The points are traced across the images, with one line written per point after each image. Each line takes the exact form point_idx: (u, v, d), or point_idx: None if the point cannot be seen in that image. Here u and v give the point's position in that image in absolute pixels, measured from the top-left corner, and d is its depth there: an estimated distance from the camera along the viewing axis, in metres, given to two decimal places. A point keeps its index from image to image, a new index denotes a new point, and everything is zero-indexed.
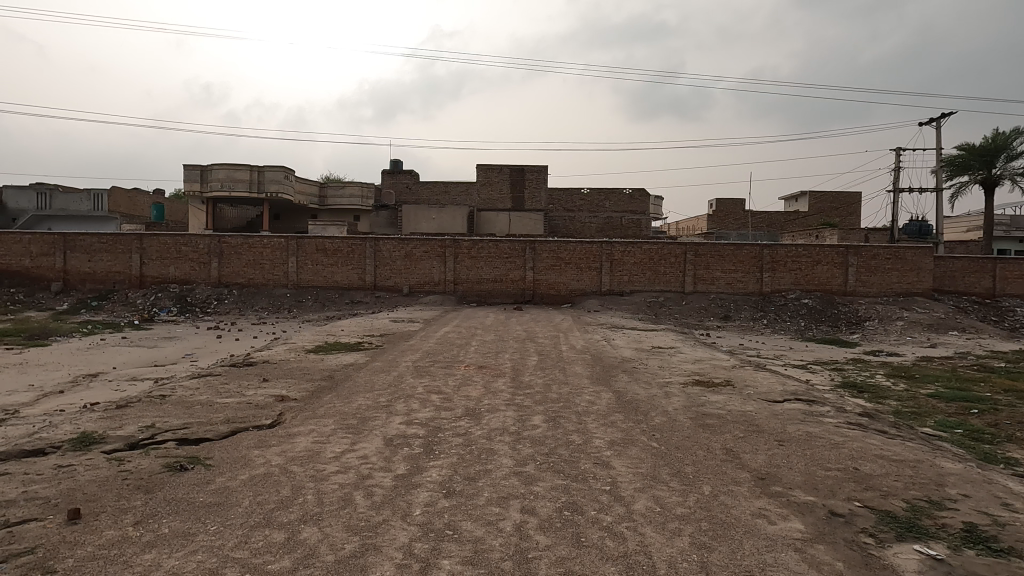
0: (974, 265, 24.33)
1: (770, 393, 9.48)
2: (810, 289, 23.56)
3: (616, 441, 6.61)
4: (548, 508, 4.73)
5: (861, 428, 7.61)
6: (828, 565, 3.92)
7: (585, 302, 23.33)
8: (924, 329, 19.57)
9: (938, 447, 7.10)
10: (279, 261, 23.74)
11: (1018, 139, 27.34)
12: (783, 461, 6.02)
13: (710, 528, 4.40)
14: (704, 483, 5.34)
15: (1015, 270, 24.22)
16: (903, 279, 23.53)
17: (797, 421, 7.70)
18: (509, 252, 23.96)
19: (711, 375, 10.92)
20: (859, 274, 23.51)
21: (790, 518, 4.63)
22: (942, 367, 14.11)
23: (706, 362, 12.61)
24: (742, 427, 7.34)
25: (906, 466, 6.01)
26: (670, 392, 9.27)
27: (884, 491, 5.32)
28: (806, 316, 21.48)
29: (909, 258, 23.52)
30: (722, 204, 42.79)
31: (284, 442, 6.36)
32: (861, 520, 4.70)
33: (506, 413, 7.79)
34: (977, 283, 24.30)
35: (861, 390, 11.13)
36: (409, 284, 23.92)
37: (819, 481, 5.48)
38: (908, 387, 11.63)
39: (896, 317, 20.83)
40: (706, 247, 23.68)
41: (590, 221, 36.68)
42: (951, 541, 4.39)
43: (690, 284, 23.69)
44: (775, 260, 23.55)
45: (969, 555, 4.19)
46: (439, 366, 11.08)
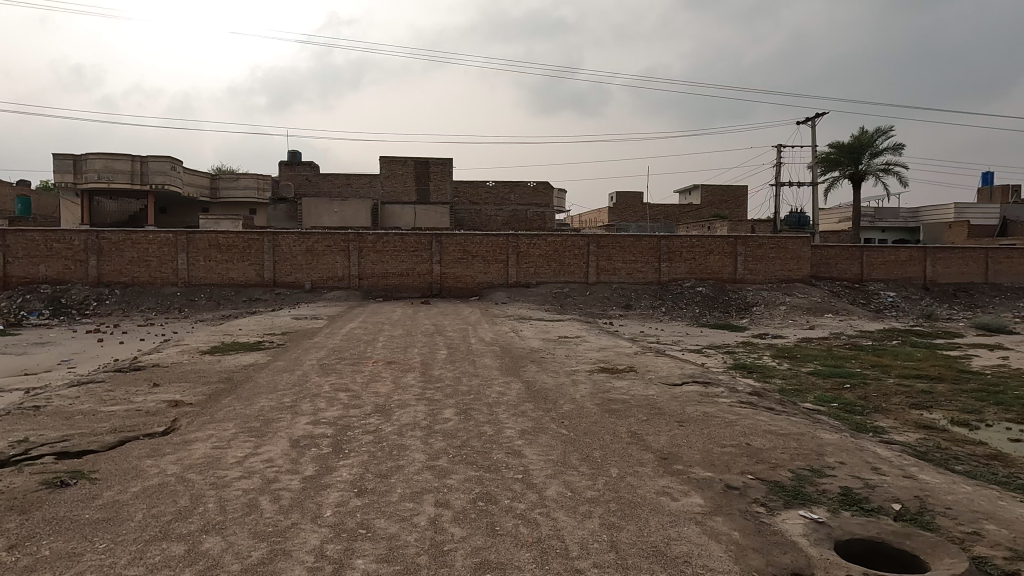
0: (845, 253, 26.58)
1: (669, 376, 10.02)
2: (703, 278, 24.93)
3: (527, 430, 6.72)
4: (462, 500, 4.76)
5: (751, 405, 8.18)
6: (725, 535, 4.18)
7: (493, 295, 23.49)
8: (804, 312, 21.29)
9: (818, 420, 7.77)
10: (166, 258, 22.21)
11: (881, 138, 30.11)
12: (684, 441, 6.37)
13: (619, 509, 4.58)
14: (611, 466, 5.55)
15: (879, 256, 26.76)
16: (784, 266, 25.38)
17: (695, 402, 8.16)
18: (415, 246, 23.69)
19: (615, 362, 11.34)
20: (747, 263, 25.11)
21: (690, 493, 4.92)
22: (820, 347, 15.39)
23: (611, 350, 13.07)
24: (645, 410, 7.69)
25: (790, 439, 6.51)
26: (577, 380, 9.57)
27: (773, 463, 5.75)
28: (700, 304, 22.70)
29: (790, 247, 25.40)
30: (622, 197, 44.31)
31: (180, 450, 5.99)
32: (753, 491, 5.06)
33: (417, 408, 7.74)
34: (848, 269, 26.60)
35: (751, 370, 11.98)
36: (312, 279, 23.10)
37: (715, 458, 5.84)
38: (791, 366, 12.61)
39: (780, 302, 22.50)
40: (608, 238, 24.42)
41: (495, 214, 36.92)
42: (831, 505, 4.83)
43: (593, 275, 24.41)
44: (672, 251, 24.70)
45: (846, 516, 4.63)
46: (346, 363, 10.81)
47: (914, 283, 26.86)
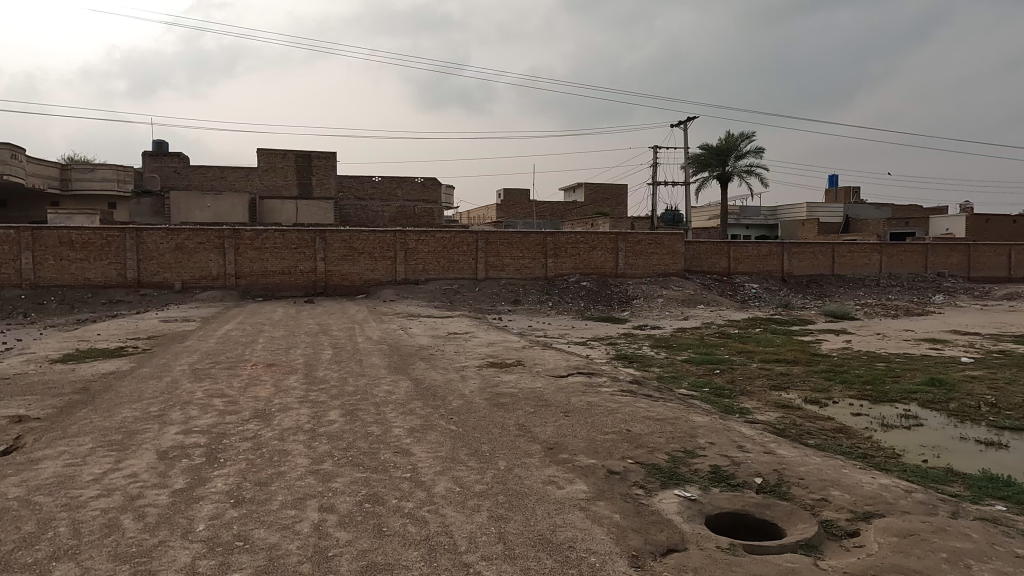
0: (714, 249, 28.54)
1: (555, 368, 10.30)
2: (587, 273, 25.84)
3: (416, 428, 6.65)
4: (348, 503, 4.63)
5: (631, 394, 8.60)
6: (607, 518, 4.36)
7: (380, 292, 23.00)
8: (679, 304, 22.67)
9: (692, 405, 8.30)
10: (7, 258, 19.81)
11: (745, 142, 32.58)
12: (569, 430, 6.58)
13: (506, 500, 4.65)
14: (499, 459, 5.63)
15: (744, 251, 29.00)
16: (661, 261, 26.86)
17: (579, 392, 8.44)
18: (297, 242, 22.69)
19: (503, 357, 11.49)
20: (627, 258, 26.33)
21: (575, 480, 5.09)
22: (694, 336, 16.45)
23: (499, 345, 13.23)
24: (532, 402, 7.86)
25: (666, 424, 6.91)
26: (466, 375, 9.60)
27: (651, 447, 6.07)
28: (585, 298, 23.51)
29: (666, 243, 26.91)
30: (510, 194, 44.94)
31: (25, 470, 5.37)
32: (633, 474, 5.32)
33: (299, 411, 7.43)
34: (717, 263, 28.59)
35: (631, 360, 12.58)
36: (182, 279, 21.48)
37: (599, 445, 6.08)
38: (668, 355, 13.37)
39: (657, 295, 23.78)
40: (496, 235, 24.69)
41: (382, 210, 36.20)
42: (702, 482, 5.18)
43: (482, 271, 24.56)
44: (557, 247, 25.39)
45: (715, 492, 4.99)
46: (221, 367, 10.16)
47: (774, 276, 29.38)
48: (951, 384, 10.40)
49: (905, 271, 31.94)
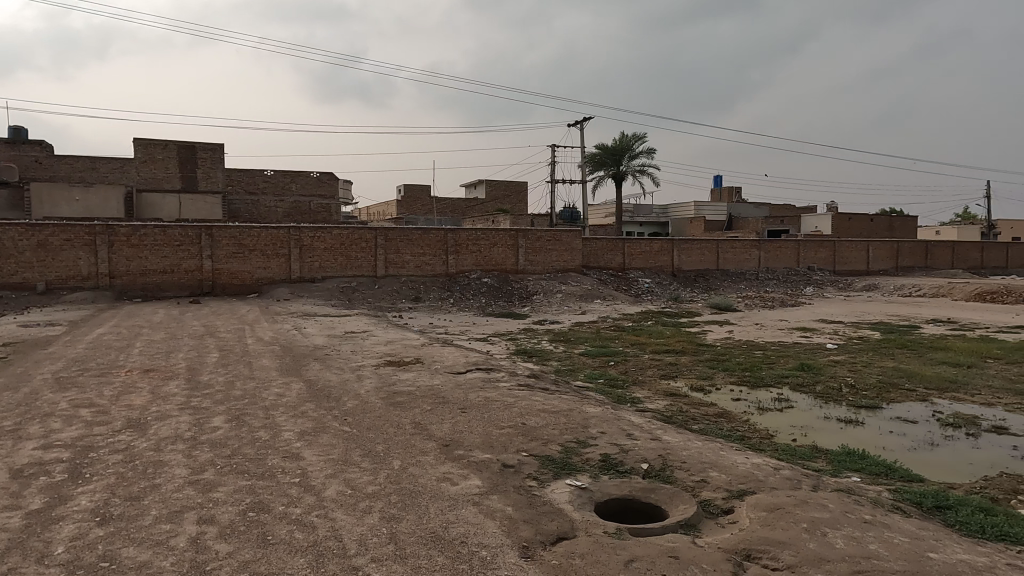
0: (610, 245, 29.53)
1: (454, 365, 10.29)
2: (488, 269, 25.99)
3: (307, 431, 6.42)
4: (230, 513, 4.40)
5: (528, 387, 8.75)
6: (499, 512, 4.41)
7: (274, 291, 22.00)
8: (577, 299, 23.33)
9: (586, 396, 8.57)
10: None
11: (638, 143, 33.95)
12: (465, 426, 6.59)
13: (399, 500, 4.60)
14: (394, 458, 5.55)
15: (637, 247, 30.23)
16: (560, 257, 27.52)
17: (477, 388, 8.48)
18: (181, 239, 21.25)
19: (402, 355, 11.34)
20: (527, 255, 26.75)
21: (469, 476, 5.11)
22: (591, 329, 16.98)
23: (398, 343, 13.05)
24: (429, 400, 7.80)
25: (561, 415, 7.08)
26: (362, 375, 9.39)
27: (545, 439, 6.20)
28: (486, 294, 23.63)
29: (564, 239, 27.60)
30: (410, 190, 44.39)
31: None
32: (527, 466, 5.42)
33: (179, 418, 6.97)
34: (613, 258, 29.61)
35: (531, 355, 12.81)
36: (46, 279, 19.53)
37: (494, 439, 6.14)
38: (565, 349, 13.71)
39: (556, 290, 24.32)
40: (396, 231, 24.30)
41: (275, 205, 34.68)
42: (592, 471, 5.36)
43: (382, 269, 24.09)
44: (458, 243, 25.36)
45: (604, 480, 5.18)
46: (90, 375, 9.34)
47: (665, 271, 30.84)
48: (817, 369, 11.36)
49: (780, 266, 34.52)
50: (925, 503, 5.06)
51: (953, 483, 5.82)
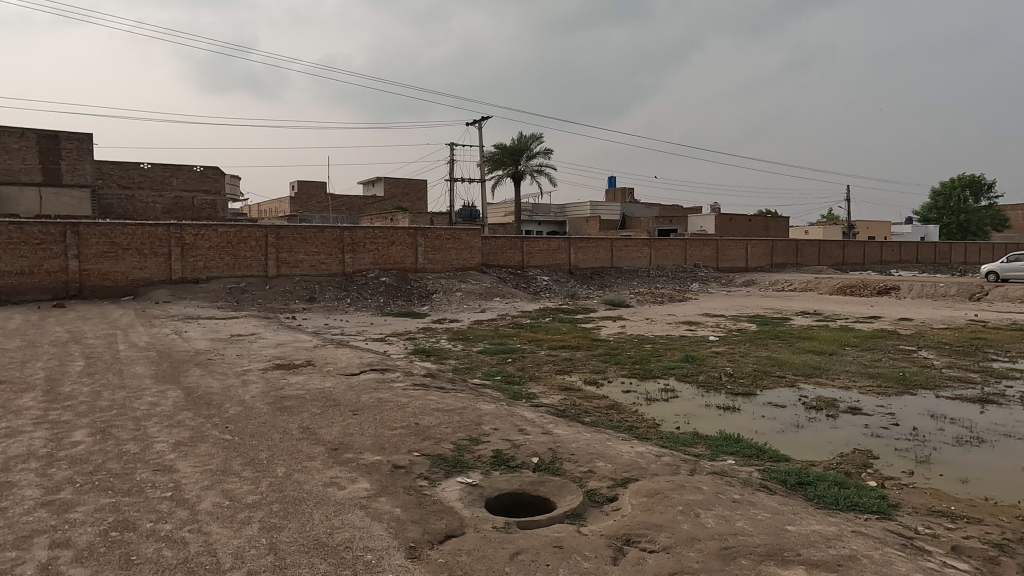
0: (509, 244, 29.86)
1: (348, 367, 10.02)
2: (387, 268, 25.51)
3: (183, 442, 6.02)
4: (89, 534, 4.04)
5: (423, 387, 8.67)
6: (387, 514, 4.34)
7: (152, 293, 20.43)
8: (476, 298, 23.43)
9: (481, 394, 8.62)
10: None
11: (536, 143, 34.53)
12: (355, 429, 6.42)
13: (281, 508, 4.41)
14: (278, 465, 5.32)
15: (536, 246, 30.76)
16: (459, 256, 27.50)
17: (370, 389, 8.29)
18: (41, 237, 19.26)
19: (292, 358, 10.90)
20: (426, 253, 26.52)
21: (357, 479, 4.99)
22: (489, 327, 17.09)
23: (289, 345, 12.52)
24: (319, 403, 7.55)
25: (454, 414, 7.07)
26: (247, 380, 8.93)
27: (437, 438, 6.16)
28: (384, 293, 23.17)
29: (463, 238, 27.62)
30: (304, 186, 42.78)
31: None
32: (418, 466, 5.36)
33: (33, 434, 6.31)
34: (512, 257, 29.94)
35: (428, 354, 12.71)
36: None
37: (385, 441, 6.03)
38: (464, 347, 13.70)
39: (456, 289, 24.28)
40: (288, 229, 23.32)
41: (154, 201, 32.30)
42: (483, 467, 5.38)
43: (273, 268, 23.04)
44: (355, 242, 24.72)
45: (495, 475, 5.22)
46: None
47: (562, 269, 31.59)
48: (700, 359, 12.05)
49: (669, 263, 36.32)
50: (790, 481, 5.49)
51: (815, 461, 6.36)
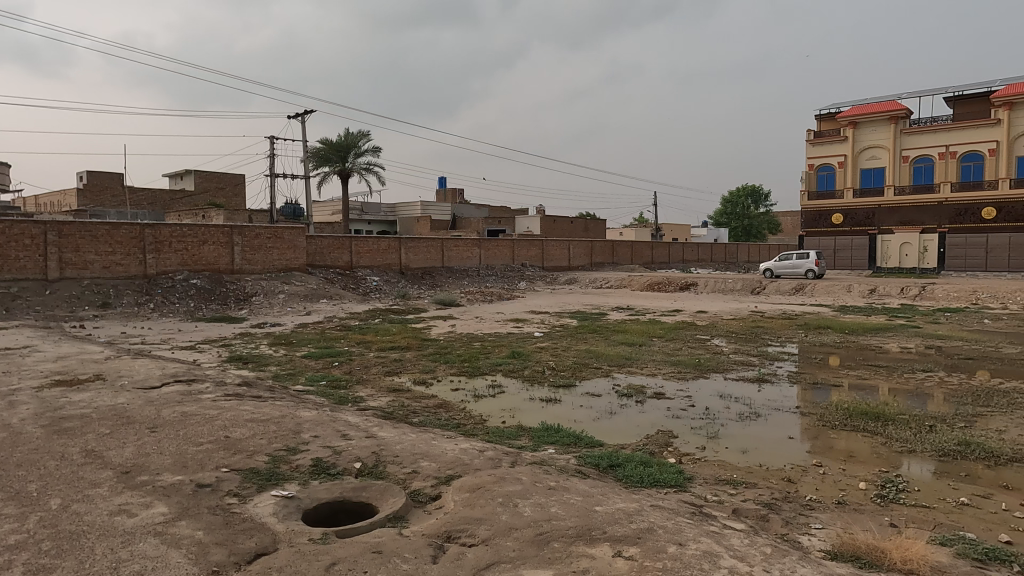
0: (336, 243, 28.76)
1: (146, 379, 8.97)
2: (198, 269, 23.27)
3: None
4: None
5: (237, 397, 8.03)
6: (189, 538, 3.95)
7: None
8: (301, 300, 22.32)
9: (303, 400, 8.19)
10: None
11: (364, 141, 33.65)
12: (153, 448, 5.77)
13: (54, 546, 3.82)
14: (52, 498, 4.60)
15: (365, 245, 29.94)
16: (282, 256, 25.94)
17: (173, 403, 7.50)
18: None
19: (77, 372, 9.51)
20: (244, 253, 24.68)
21: (153, 504, 4.48)
22: (315, 330, 16.31)
23: (74, 358, 10.90)
24: (109, 422, 6.66)
25: (270, 423, 6.63)
26: (15, 401, 7.62)
27: (250, 451, 5.74)
28: (195, 297, 21.11)
29: (286, 237, 26.14)
30: (95, 177, 37.68)
31: None
32: (226, 483, 4.94)
33: None
34: (339, 257, 28.85)
35: (246, 361, 11.82)
36: None
37: (188, 458, 5.48)
38: (286, 352, 12.93)
39: (278, 291, 22.89)
40: (74, 226, 20.32)
41: None
42: (301, 478, 5.11)
43: (56, 270, 19.84)
44: (159, 240, 22.24)
45: (313, 485, 4.98)
46: None
47: (393, 269, 31.13)
48: (526, 355, 12.53)
49: (497, 262, 37.36)
50: (602, 464, 5.89)
51: (624, 444, 6.89)
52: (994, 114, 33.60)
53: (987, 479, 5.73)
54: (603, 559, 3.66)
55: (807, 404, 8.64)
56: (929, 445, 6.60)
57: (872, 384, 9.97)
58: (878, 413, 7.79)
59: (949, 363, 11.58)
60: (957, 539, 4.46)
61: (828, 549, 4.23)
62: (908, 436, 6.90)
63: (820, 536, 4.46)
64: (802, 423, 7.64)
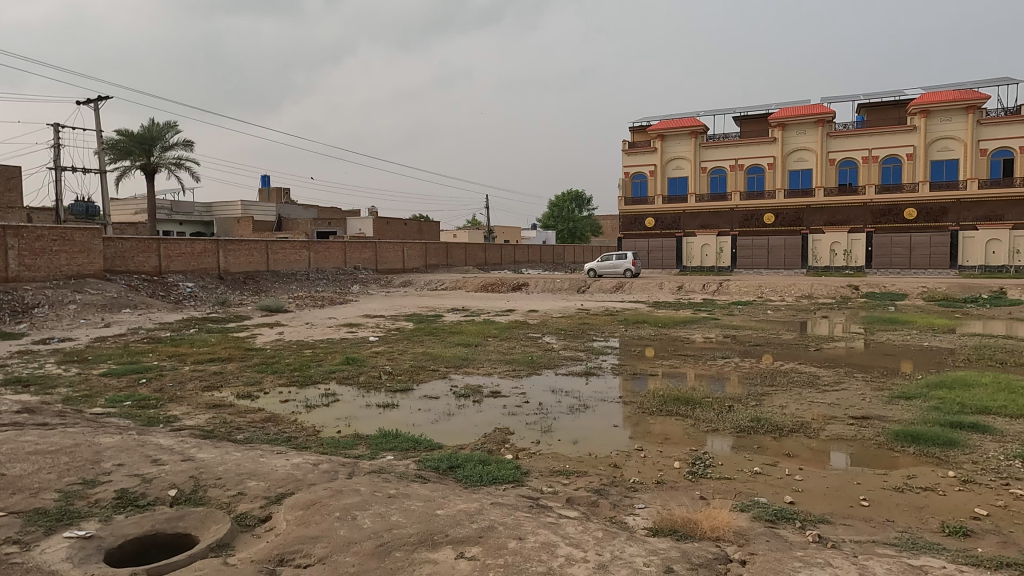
0: (141, 245, 25.76)
1: None
2: None
3: None
4: None
5: (16, 427, 6.85)
6: None
7: None
8: (98, 311, 19.71)
9: (103, 425, 7.22)
10: None
11: (171, 133, 30.55)
12: None
13: None
14: None
15: (176, 249, 27.14)
16: (72, 261, 22.67)
17: None
18: None
19: None
20: (23, 257, 21.10)
21: None
22: (116, 344, 14.45)
23: None
24: None
25: (61, 454, 5.75)
26: None
27: (35, 489, 4.93)
28: None
29: (77, 239, 22.92)
30: None
31: None
32: (2, 531, 4.18)
33: None
34: (145, 261, 25.86)
35: (26, 383, 10.12)
36: None
37: None
38: (79, 371, 11.28)
39: (69, 301, 19.95)
40: None
41: None
42: (102, 514, 4.49)
43: None
44: None
45: (118, 520, 4.40)
46: None
47: (210, 273, 28.61)
48: (361, 360, 12.16)
49: (329, 266, 35.90)
50: (442, 466, 5.90)
51: (463, 444, 6.95)
52: (771, 133, 38.86)
53: (773, 449, 6.61)
54: (447, 563, 3.66)
55: (629, 393, 9.37)
56: (729, 423, 7.47)
57: (682, 371, 11.08)
58: (687, 398, 8.65)
59: (742, 350, 13.24)
60: (753, 504, 5.10)
61: (650, 526, 4.61)
62: (712, 416, 7.73)
63: (643, 514, 4.85)
64: (625, 412, 8.27)
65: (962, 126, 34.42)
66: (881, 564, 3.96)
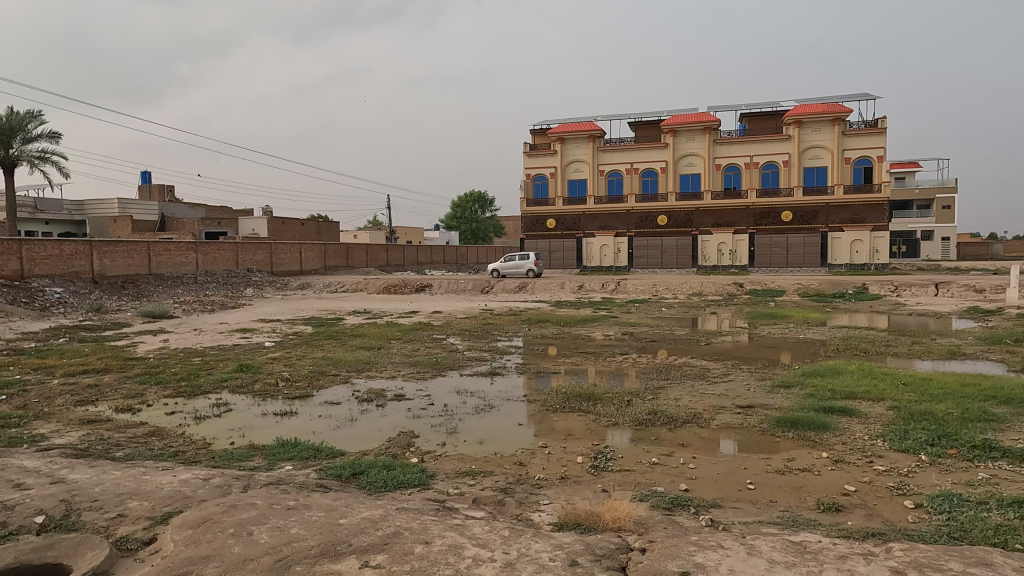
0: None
1: None
2: None
3: None
4: None
5: None
6: None
7: None
8: None
9: None
10: None
11: (33, 123, 27.75)
12: None
13: None
14: None
15: (41, 251, 24.60)
16: None
17: None
18: None
19: None
20: None
21: None
22: None
23: None
24: None
25: None
26: None
27: None
28: None
29: None
30: None
31: None
32: None
33: None
34: (4, 264, 23.26)
35: None
36: None
37: None
38: None
39: None
40: None
41: None
42: None
43: None
44: None
45: None
46: None
47: (82, 277, 26.18)
48: (255, 367, 11.58)
49: (219, 268, 33.92)
50: (344, 473, 5.72)
51: (366, 450, 6.77)
52: (663, 139, 40.74)
53: (669, 440, 6.93)
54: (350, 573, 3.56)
55: (532, 392, 9.50)
56: (628, 417, 7.76)
57: (583, 368, 11.39)
58: (589, 394, 8.89)
59: (639, 346, 13.79)
60: (652, 493, 5.33)
61: (555, 522, 4.69)
62: (612, 411, 8.00)
63: (548, 511, 4.94)
64: (530, 410, 8.38)
65: (829, 136, 37.62)
66: (766, 543, 4.24)
